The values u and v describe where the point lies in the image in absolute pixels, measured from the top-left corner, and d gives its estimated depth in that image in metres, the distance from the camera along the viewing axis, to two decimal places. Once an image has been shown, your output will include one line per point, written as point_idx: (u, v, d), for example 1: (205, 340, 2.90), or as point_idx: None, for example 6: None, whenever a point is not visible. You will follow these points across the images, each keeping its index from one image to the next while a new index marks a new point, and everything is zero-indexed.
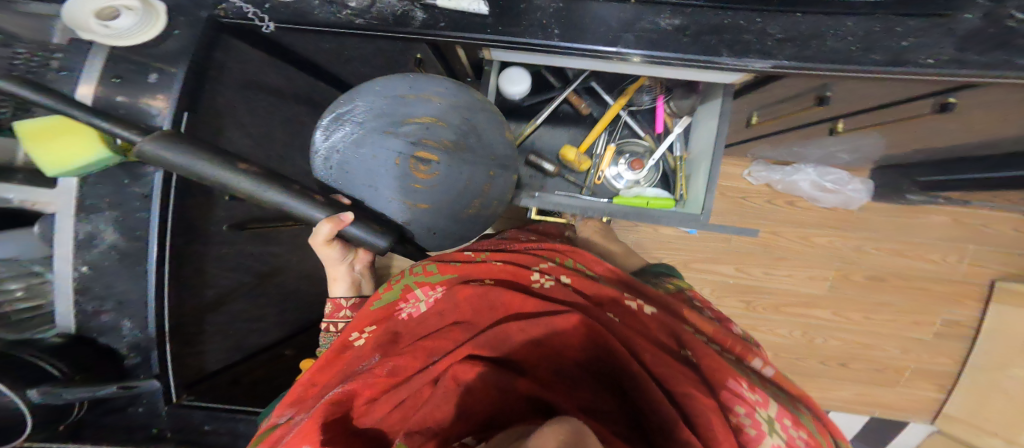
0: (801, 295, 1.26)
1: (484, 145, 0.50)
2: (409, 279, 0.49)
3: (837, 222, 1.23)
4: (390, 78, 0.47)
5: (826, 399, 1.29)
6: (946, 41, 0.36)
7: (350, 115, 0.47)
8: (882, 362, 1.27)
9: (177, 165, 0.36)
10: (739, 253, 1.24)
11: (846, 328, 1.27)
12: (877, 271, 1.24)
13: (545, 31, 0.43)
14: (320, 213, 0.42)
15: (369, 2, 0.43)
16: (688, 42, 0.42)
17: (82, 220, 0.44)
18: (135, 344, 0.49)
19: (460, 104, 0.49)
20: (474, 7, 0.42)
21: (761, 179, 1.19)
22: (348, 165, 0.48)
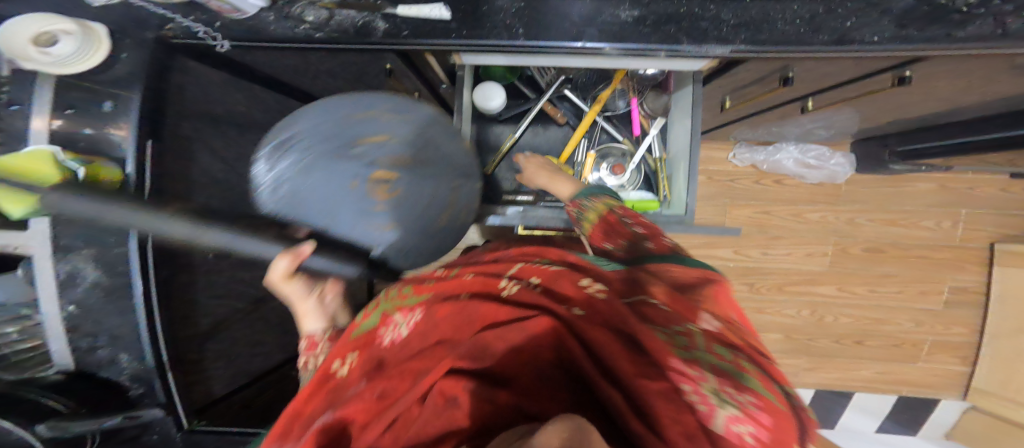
0: (801, 273, 1.24)
1: (444, 157, 0.51)
2: (385, 305, 0.42)
3: (827, 197, 1.22)
4: (334, 99, 0.44)
5: (849, 380, 1.27)
6: (885, 20, 0.41)
7: (284, 143, 0.43)
8: (896, 336, 1.26)
9: (84, 216, 0.28)
10: (734, 236, 1.23)
11: (851, 304, 1.26)
12: (873, 242, 1.23)
13: (509, 31, 0.43)
14: (274, 247, 0.36)
15: (326, 17, 0.43)
16: (649, 32, 0.43)
17: (60, 260, 0.43)
18: (135, 375, 0.49)
19: (412, 119, 0.49)
20: (435, 13, 0.42)
21: (746, 161, 1.19)
22: (298, 197, 0.45)
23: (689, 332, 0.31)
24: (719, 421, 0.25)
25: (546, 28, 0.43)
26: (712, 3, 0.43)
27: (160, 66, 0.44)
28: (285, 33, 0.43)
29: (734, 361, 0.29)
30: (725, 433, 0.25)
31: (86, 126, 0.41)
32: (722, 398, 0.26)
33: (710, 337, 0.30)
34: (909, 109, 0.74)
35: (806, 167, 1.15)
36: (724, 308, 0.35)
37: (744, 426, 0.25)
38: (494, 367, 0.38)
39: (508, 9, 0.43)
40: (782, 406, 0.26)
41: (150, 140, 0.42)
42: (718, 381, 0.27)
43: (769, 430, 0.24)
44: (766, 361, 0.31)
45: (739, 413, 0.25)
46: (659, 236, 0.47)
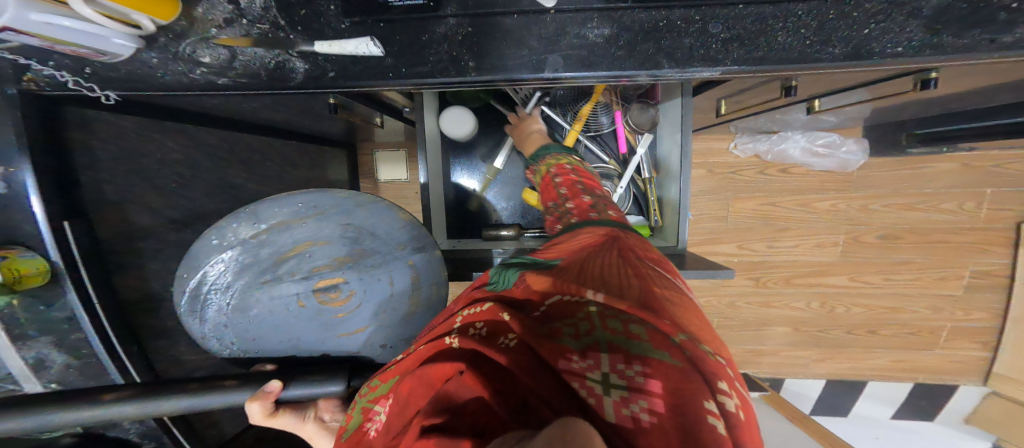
0: (811, 264, 1.17)
1: (386, 240, 0.49)
2: (362, 401, 0.37)
3: (837, 185, 1.12)
4: (228, 222, 0.41)
5: (862, 368, 1.23)
6: (913, 25, 0.33)
7: (206, 287, 0.42)
8: (913, 324, 1.20)
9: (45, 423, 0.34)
10: (739, 230, 1.15)
11: (863, 294, 1.19)
12: (890, 229, 1.14)
13: (458, 64, 0.36)
14: (244, 393, 0.40)
15: (228, 57, 0.36)
16: (621, 55, 0.36)
17: (25, 348, 0.38)
18: (143, 432, 0.45)
19: (329, 214, 0.46)
20: (363, 50, 0.35)
21: (749, 151, 1.10)
22: (250, 330, 0.45)
23: (583, 318, 0.29)
24: (609, 410, 0.22)
25: (498, 58, 0.36)
26: (698, 14, 0.35)
27: (50, 124, 0.39)
28: (182, 80, 0.37)
29: (625, 330, 0.27)
30: (619, 422, 0.21)
31: (4, 184, 0.36)
32: (610, 382, 0.24)
33: (604, 315, 0.29)
34: (934, 94, 0.64)
35: (815, 155, 1.07)
36: (626, 279, 0.33)
37: (636, 406, 0.22)
38: (464, 419, 0.25)
39: (451, 37, 0.36)
40: (672, 364, 0.24)
41: (66, 220, 0.39)
42: (609, 359, 0.25)
43: (661, 399, 0.22)
44: (667, 319, 0.28)
45: (627, 393, 0.23)
46: (585, 205, 0.48)
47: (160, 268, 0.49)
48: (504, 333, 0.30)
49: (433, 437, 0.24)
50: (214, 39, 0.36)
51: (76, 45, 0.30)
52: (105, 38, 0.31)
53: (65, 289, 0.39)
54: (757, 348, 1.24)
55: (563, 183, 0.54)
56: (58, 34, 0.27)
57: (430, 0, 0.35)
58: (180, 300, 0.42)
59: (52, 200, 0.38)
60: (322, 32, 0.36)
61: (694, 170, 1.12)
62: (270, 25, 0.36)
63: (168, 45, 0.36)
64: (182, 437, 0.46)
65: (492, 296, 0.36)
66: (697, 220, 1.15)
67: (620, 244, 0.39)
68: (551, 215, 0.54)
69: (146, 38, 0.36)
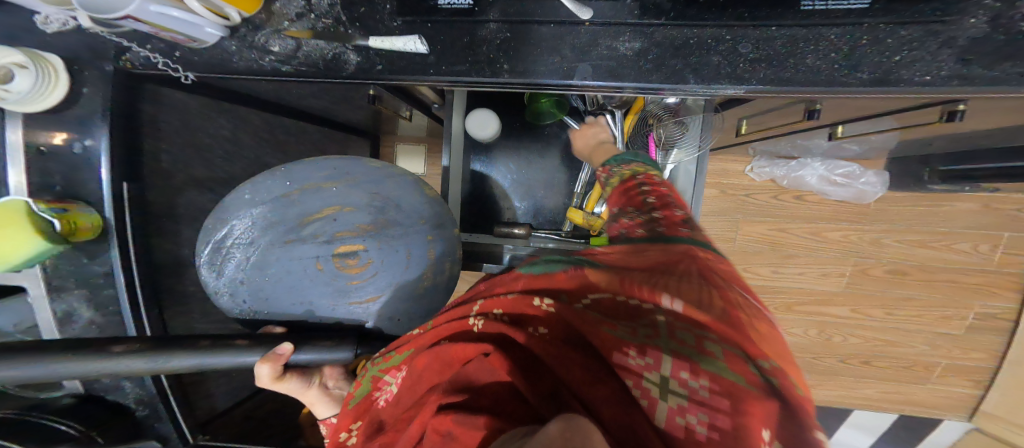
0: (815, 293, 1.13)
1: (408, 214, 0.52)
2: (373, 370, 0.42)
3: (849, 216, 1.09)
4: (260, 184, 0.47)
5: (849, 398, 1.19)
6: (946, 54, 0.35)
7: (230, 240, 0.47)
8: (908, 359, 1.15)
9: (37, 374, 0.35)
10: (744, 252, 1.12)
11: (864, 326, 1.15)
12: (897, 264, 1.10)
13: (493, 66, 0.39)
14: (256, 354, 0.42)
15: (293, 47, 0.39)
16: (650, 69, 0.38)
17: (54, 300, 0.42)
18: (141, 398, 0.48)
19: (357, 181, 0.51)
20: (411, 47, 0.38)
21: (764, 175, 1.06)
22: (265, 289, 0.48)
23: (648, 324, 0.28)
24: (663, 416, 0.22)
25: (532, 62, 0.38)
26: (728, 33, 0.37)
27: (127, 99, 0.42)
28: (249, 66, 0.40)
29: (699, 344, 0.25)
30: (670, 426, 0.22)
31: (76, 145, 0.40)
32: (667, 388, 0.24)
33: (673, 325, 0.27)
34: (956, 129, 0.64)
35: (832, 184, 1.03)
36: (703, 295, 0.29)
37: (693, 418, 0.22)
38: (481, 400, 0.27)
39: (491, 41, 0.39)
40: (749, 388, 0.22)
41: (125, 181, 0.42)
42: (671, 365, 0.24)
43: (728, 417, 0.21)
44: (749, 339, 0.26)
45: (686, 402, 0.23)
46: (675, 219, 0.43)
47: (189, 236, 0.51)
48: (535, 323, 0.31)
49: (450, 414, 0.26)
50: (286, 31, 0.39)
51: (174, 31, 0.35)
52: (198, 26, 0.35)
53: (110, 247, 0.42)
54: None
55: (651, 194, 0.48)
56: (166, 22, 0.32)
57: (475, 5, 0.38)
58: (206, 250, 0.47)
59: (116, 165, 0.41)
60: (375, 28, 0.39)
61: (706, 190, 1.09)
62: (333, 20, 0.39)
63: (247, 35, 0.40)
64: (177, 405, 0.49)
65: (538, 284, 0.36)
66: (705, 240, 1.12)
67: (693, 254, 0.36)
68: (620, 221, 0.47)
69: (230, 28, 0.39)
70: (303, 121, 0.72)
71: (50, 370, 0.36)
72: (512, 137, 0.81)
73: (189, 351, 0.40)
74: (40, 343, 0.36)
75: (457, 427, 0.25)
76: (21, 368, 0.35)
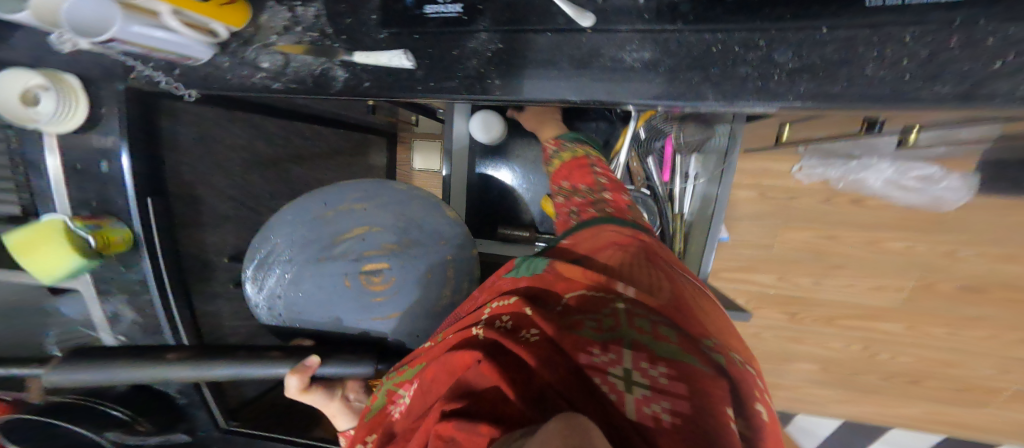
0: (860, 308, 0.99)
1: (431, 233, 0.50)
2: (389, 383, 0.36)
3: (920, 224, 0.91)
4: (300, 205, 0.48)
5: (890, 415, 1.05)
6: None
7: (272, 257, 0.47)
8: (964, 381, 0.99)
9: (94, 378, 0.38)
10: (783, 261, 0.99)
11: (920, 344, 0.98)
12: (972, 280, 0.92)
13: (484, 82, 0.36)
14: (283, 367, 0.42)
15: (282, 62, 0.38)
16: (662, 81, 0.33)
17: (104, 302, 0.47)
18: (183, 387, 0.52)
19: (385, 202, 0.50)
20: (396, 63, 0.36)
21: (816, 177, 0.91)
22: (298, 304, 0.47)
23: (609, 314, 0.27)
24: (631, 407, 0.20)
25: (524, 76, 0.35)
26: (765, 38, 0.31)
27: (145, 116, 0.44)
28: (241, 83, 0.40)
29: (655, 332, 0.25)
30: (639, 418, 0.19)
31: (102, 162, 0.43)
32: (633, 380, 0.22)
33: (632, 314, 0.27)
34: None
35: (901, 187, 0.88)
36: (657, 279, 0.32)
37: (657, 405, 0.20)
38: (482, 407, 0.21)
39: (482, 53, 0.35)
40: (700, 371, 0.23)
41: (150, 197, 0.44)
42: (633, 356, 0.23)
43: (686, 401, 0.20)
44: (693, 327, 0.28)
45: (652, 392, 0.21)
46: (620, 202, 0.44)
47: (217, 242, 0.54)
48: (527, 326, 0.27)
49: (451, 423, 0.21)
50: (274, 45, 0.38)
51: (169, 52, 0.34)
52: (186, 45, 0.35)
53: (141, 257, 0.45)
54: (775, 382, 1.09)
55: (602, 175, 0.49)
56: (154, 44, 0.31)
57: (465, 13, 0.34)
58: (250, 267, 0.49)
59: (141, 181, 0.43)
60: (361, 42, 0.37)
61: (742, 191, 0.97)
62: (318, 33, 0.38)
63: (238, 50, 0.39)
64: (210, 395, 0.52)
65: (512, 288, 0.32)
66: (737, 245, 1.00)
67: (645, 250, 0.36)
68: (575, 197, 0.48)
69: (219, 44, 0.39)
70: (318, 125, 0.73)
71: (113, 376, 0.39)
72: (515, 137, 0.77)
73: (228, 360, 0.41)
74: (98, 349, 0.40)
75: (461, 430, 0.20)
76: (93, 369, 0.38)
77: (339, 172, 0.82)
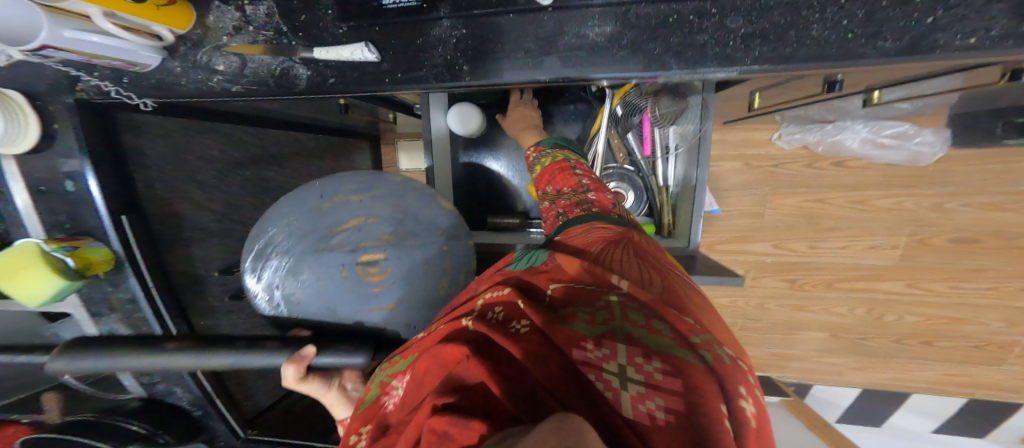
0: (860, 268, 0.94)
1: (427, 223, 0.48)
2: (381, 375, 0.35)
3: (903, 182, 0.89)
4: (301, 194, 0.47)
5: (909, 381, 0.99)
6: (1001, 6, 0.27)
7: (270, 247, 0.45)
8: (980, 338, 0.94)
9: (95, 363, 0.39)
10: (776, 227, 0.95)
11: (923, 302, 0.94)
12: (964, 231, 0.88)
13: (451, 69, 0.36)
14: (282, 356, 0.40)
15: (239, 64, 0.38)
16: (626, 55, 0.33)
17: (98, 323, 0.46)
18: (192, 401, 0.52)
19: (382, 194, 0.48)
20: (359, 56, 0.35)
21: (796, 142, 0.90)
22: (295, 295, 0.45)
23: (602, 308, 0.27)
24: (626, 405, 0.21)
25: (492, 61, 0.35)
26: (716, 6, 0.31)
27: (105, 131, 0.43)
28: (198, 88, 0.39)
29: (649, 326, 0.26)
30: (634, 416, 0.20)
31: (65, 182, 0.41)
32: (627, 377, 0.22)
33: (624, 307, 0.27)
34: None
35: (876, 146, 0.86)
36: (649, 274, 0.32)
37: (652, 403, 0.21)
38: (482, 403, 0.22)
39: (445, 40, 0.35)
40: (694, 364, 0.23)
41: (123, 214, 0.44)
42: (627, 352, 0.24)
43: (679, 397, 0.21)
44: (686, 319, 0.28)
45: (646, 388, 0.21)
46: (606, 201, 0.45)
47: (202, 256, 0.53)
48: (518, 317, 0.27)
49: (445, 417, 0.21)
50: (226, 47, 0.37)
51: (107, 58, 0.32)
52: (131, 51, 0.33)
53: (127, 275, 0.44)
54: (784, 353, 1.03)
55: (585, 176, 0.50)
56: (92, 49, 0.29)
57: (423, 1, 0.34)
58: (248, 259, 0.46)
59: (109, 197, 0.42)
60: (321, 37, 0.36)
61: (726, 163, 0.94)
62: (274, 31, 0.36)
63: (188, 53, 0.38)
64: (222, 406, 0.53)
65: (507, 282, 0.32)
66: (729, 216, 0.97)
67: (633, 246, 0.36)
68: (562, 198, 0.49)
69: (168, 48, 0.37)
70: (290, 131, 0.72)
71: (114, 362, 0.39)
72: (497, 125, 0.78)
73: (225, 349, 0.40)
74: (100, 339, 0.40)
75: (456, 425, 0.20)
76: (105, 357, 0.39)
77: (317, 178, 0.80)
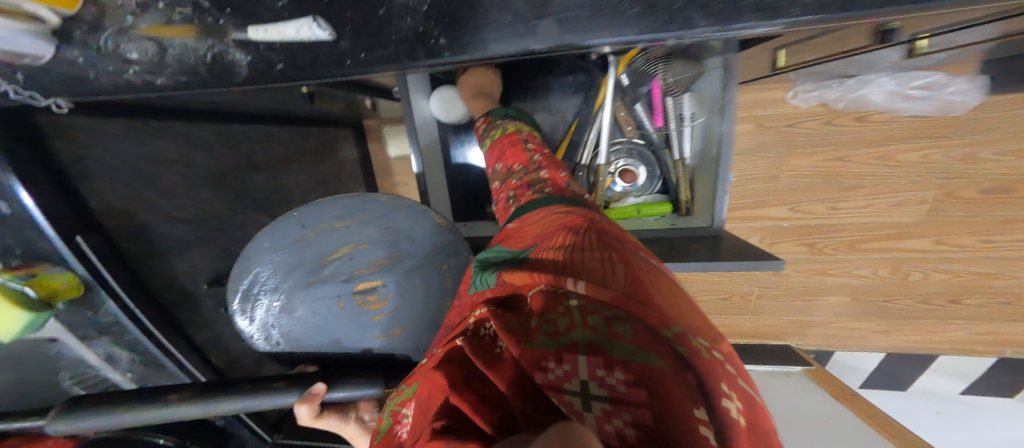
0: (883, 227, 0.89)
1: (422, 244, 0.44)
2: (391, 404, 0.30)
3: (930, 133, 0.82)
4: (276, 227, 0.41)
5: (936, 343, 0.95)
6: None
7: (257, 287, 0.41)
8: (1010, 293, 0.90)
9: (100, 425, 0.34)
10: (793, 189, 0.90)
11: (952, 260, 0.89)
12: (996, 182, 0.82)
13: (428, 43, 0.29)
14: (293, 394, 0.38)
15: (157, 51, 0.30)
16: (639, 12, 0.27)
17: (89, 346, 0.39)
18: None
19: (369, 216, 0.44)
20: (309, 35, 0.29)
21: (813, 100, 0.84)
22: (295, 331, 0.42)
23: (563, 312, 0.21)
24: (589, 429, 0.14)
25: (477, 30, 0.29)
26: None
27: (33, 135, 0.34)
28: (120, 82, 0.31)
29: (609, 325, 0.19)
30: (600, 443, 0.14)
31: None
32: (589, 394, 0.16)
33: (584, 310, 0.21)
34: None
35: (904, 99, 0.79)
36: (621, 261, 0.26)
37: (618, 423, 0.14)
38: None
39: (416, 7, 0.28)
40: (670, 362, 0.17)
41: (78, 233, 0.36)
42: (587, 363, 0.18)
43: (647, 410, 0.15)
44: (655, 306, 0.21)
45: (609, 405, 0.15)
46: (562, 178, 0.40)
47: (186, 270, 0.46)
48: (498, 343, 0.23)
49: (441, 443, 0.17)
50: (134, 27, 0.29)
51: None
52: (12, 39, 0.26)
53: (103, 299, 0.38)
54: (804, 320, 1.01)
55: (536, 152, 0.46)
56: None
57: None
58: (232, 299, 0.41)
59: (61, 216, 0.35)
60: (254, 11, 0.28)
61: (737, 125, 0.88)
62: (191, 7, 0.28)
63: (86, 40, 0.30)
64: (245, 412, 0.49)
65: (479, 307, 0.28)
66: (742, 182, 0.92)
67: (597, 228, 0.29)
68: (514, 180, 0.45)
69: (59, 32, 0.29)
70: (262, 123, 0.65)
71: (121, 420, 0.34)
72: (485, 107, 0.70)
73: (234, 396, 0.36)
74: (96, 395, 0.34)
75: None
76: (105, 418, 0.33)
77: (301, 171, 0.74)
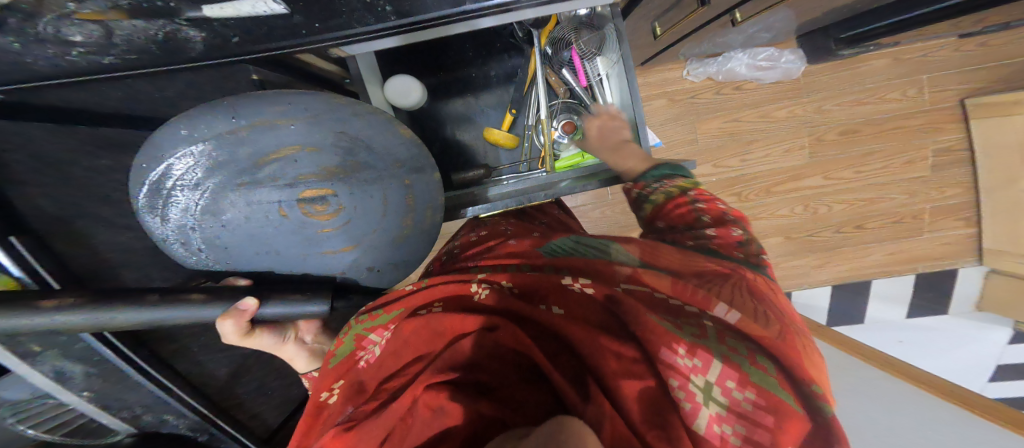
0: (784, 171, 1.06)
1: (382, 157, 0.38)
2: (356, 327, 0.36)
3: (790, 93, 1.03)
4: (194, 113, 0.30)
5: (862, 268, 1.09)
6: None
7: (169, 181, 0.33)
8: (896, 213, 1.08)
9: None
10: (709, 148, 1.05)
11: (842, 188, 1.07)
12: (847, 123, 1.04)
13: (375, 11, 0.33)
14: (216, 309, 0.36)
15: (103, 34, 0.30)
16: None
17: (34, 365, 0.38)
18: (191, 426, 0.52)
19: (321, 119, 0.34)
20: (265, 9, 0.31)
21: (702, 75, 1.01)
22: (223, 237, 0.37)
23: (698, 325, 0.28)
24: (701, 422, 0.24)
25: None
26: None
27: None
28: (61, 64, 0.31)
29: (746, 355, 0.26)
30: (706, 434, 0.24)
31: None
32: (711, 396, 0.24)
33: (722, 333, 0.27)
34: None
35: (758, 69, 1.00)
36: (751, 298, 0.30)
37: (729, 428, 0.23)
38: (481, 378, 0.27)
39: None
40: (792, 406, 0.24)
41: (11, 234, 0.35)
42: (719, 374, 0.25)
43: (765, 433, 0.23)
44: (795, 355, 0.27)
45: (724, 412, 0.24)
46: (731, 239, 0.38)
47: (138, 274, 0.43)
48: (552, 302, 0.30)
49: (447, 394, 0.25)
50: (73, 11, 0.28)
51: None
52: None
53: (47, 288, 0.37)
54: None
55: (705, 212, 0.42)
56: None
57: None
58: (138, 191, 0.33)
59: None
60: None
61: (653, 102, 1.02)
62: None
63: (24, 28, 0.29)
64: (226, 427, 0.54)
65: (580, 264, 0.34)
66: (669, 148, 1.05)
67: (731, 270, 0.33)
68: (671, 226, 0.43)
69: None
70: None
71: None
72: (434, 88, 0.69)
73: (133, 306, 0.34)
74: None
75: (452, 402, 0.24)
76: None
77: None
